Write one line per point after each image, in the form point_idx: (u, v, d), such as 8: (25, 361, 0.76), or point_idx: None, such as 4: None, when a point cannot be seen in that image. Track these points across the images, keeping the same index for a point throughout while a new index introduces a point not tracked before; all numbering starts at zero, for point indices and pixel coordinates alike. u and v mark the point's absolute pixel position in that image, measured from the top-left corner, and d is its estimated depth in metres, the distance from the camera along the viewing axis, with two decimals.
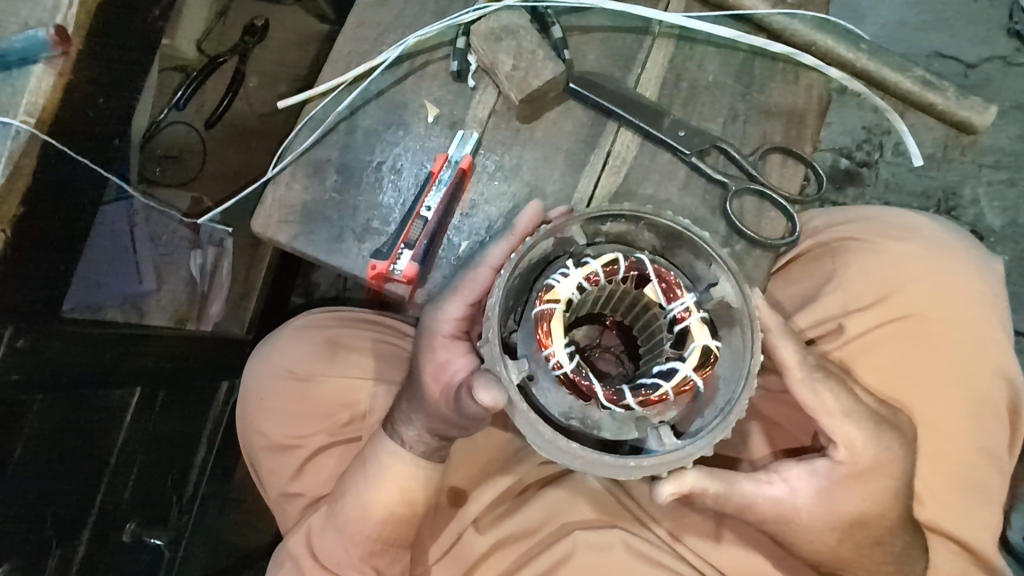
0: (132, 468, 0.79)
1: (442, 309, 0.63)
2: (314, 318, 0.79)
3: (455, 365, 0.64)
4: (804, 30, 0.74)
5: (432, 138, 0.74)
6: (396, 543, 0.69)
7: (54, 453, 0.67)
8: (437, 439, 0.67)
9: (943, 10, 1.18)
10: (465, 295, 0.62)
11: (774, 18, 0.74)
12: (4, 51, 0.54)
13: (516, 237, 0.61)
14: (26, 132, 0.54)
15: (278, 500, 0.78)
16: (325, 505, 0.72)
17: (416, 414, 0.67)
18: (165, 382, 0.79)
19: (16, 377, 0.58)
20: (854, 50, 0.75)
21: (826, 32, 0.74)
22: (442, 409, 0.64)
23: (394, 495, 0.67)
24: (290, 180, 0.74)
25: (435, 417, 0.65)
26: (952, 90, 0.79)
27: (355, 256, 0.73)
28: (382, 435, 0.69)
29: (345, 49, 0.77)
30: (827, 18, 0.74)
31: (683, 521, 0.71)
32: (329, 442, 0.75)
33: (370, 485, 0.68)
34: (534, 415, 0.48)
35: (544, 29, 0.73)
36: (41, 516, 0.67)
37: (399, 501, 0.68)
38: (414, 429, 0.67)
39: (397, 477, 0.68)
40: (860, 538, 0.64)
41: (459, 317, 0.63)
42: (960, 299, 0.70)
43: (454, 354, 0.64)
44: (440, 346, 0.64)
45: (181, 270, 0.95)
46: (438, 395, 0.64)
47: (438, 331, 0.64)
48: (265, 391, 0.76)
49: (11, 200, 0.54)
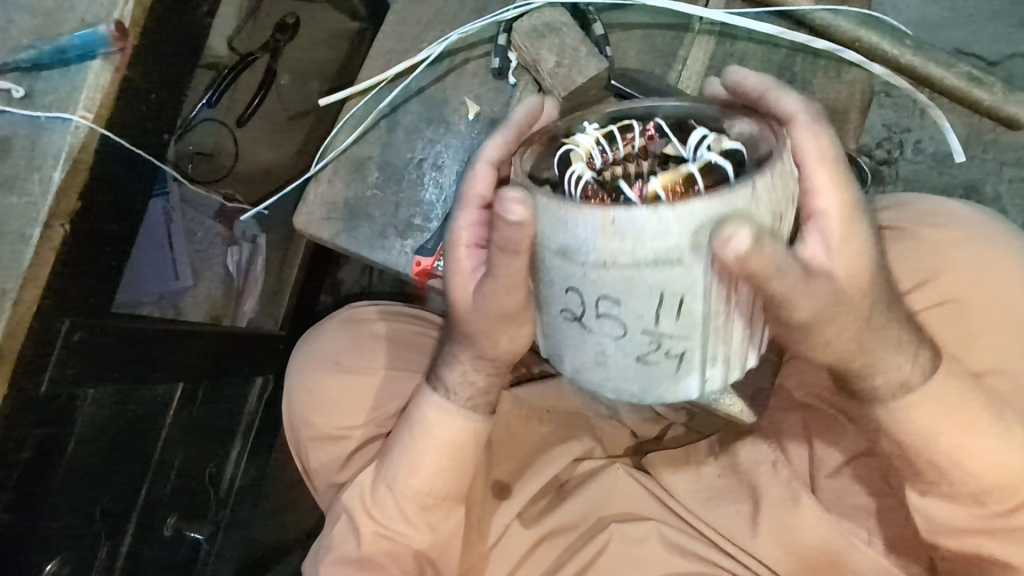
0: (174, 463, 0.79)
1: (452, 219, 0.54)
2: (363, 311, 0.81)
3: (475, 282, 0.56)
4: (847, 27, 0.74)
5: (472, 136, 0.74)
6: (453, 497, 0.67)
7: (102, 447, 0.67)
8: (480, 379, 0.62)
9: (966, 8, 1.17)
10: (475, 200, 0.53)
11: (818, 15, 0.73)
12: (64, 46, 0.54)
13: (515, 130, 0.50)
14: (85, 127, 0.55)
15: (325, 492, 0.78)
16: (374, 462, 0.70)
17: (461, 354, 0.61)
18: (205, 377, 0.80)
19: (70, 371, 0.60)
20: (897, 47, 0.75)
21: (870, 28, 0.74)
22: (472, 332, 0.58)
23: (447, 441, 0.64)
24: (332, 177, 0.75)
25: (473, 346, 0.59)
26: (999, 85, 0.79)
27: (397, 253, 0.74)
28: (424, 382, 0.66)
29: (385, 47, 0.78)
30: (872, 15, 0.74)
31: (721, 512, 0.71)
32: (379, 433, 0.75)
33: (416, 441, 0.65)
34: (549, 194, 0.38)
35: (585, 26, 0.74)
36: (90, 510, 0.68)
37: (456, 461, 0.65)
38: (460, 367, 0.62)
39: (442, 432, 0.64)
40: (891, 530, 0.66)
41: (476, 225, 0.54)
42: (1002, 279, 0.68)
43: (477, 264, 0.55)
44: (461, 260, 0.55)
45: (215, 266, 0.98)
46: (467, 319, 0.57)
47: (459, 243, 0.55)
48: (309, 382, 0.77)
49: (68, 196, 0.55)
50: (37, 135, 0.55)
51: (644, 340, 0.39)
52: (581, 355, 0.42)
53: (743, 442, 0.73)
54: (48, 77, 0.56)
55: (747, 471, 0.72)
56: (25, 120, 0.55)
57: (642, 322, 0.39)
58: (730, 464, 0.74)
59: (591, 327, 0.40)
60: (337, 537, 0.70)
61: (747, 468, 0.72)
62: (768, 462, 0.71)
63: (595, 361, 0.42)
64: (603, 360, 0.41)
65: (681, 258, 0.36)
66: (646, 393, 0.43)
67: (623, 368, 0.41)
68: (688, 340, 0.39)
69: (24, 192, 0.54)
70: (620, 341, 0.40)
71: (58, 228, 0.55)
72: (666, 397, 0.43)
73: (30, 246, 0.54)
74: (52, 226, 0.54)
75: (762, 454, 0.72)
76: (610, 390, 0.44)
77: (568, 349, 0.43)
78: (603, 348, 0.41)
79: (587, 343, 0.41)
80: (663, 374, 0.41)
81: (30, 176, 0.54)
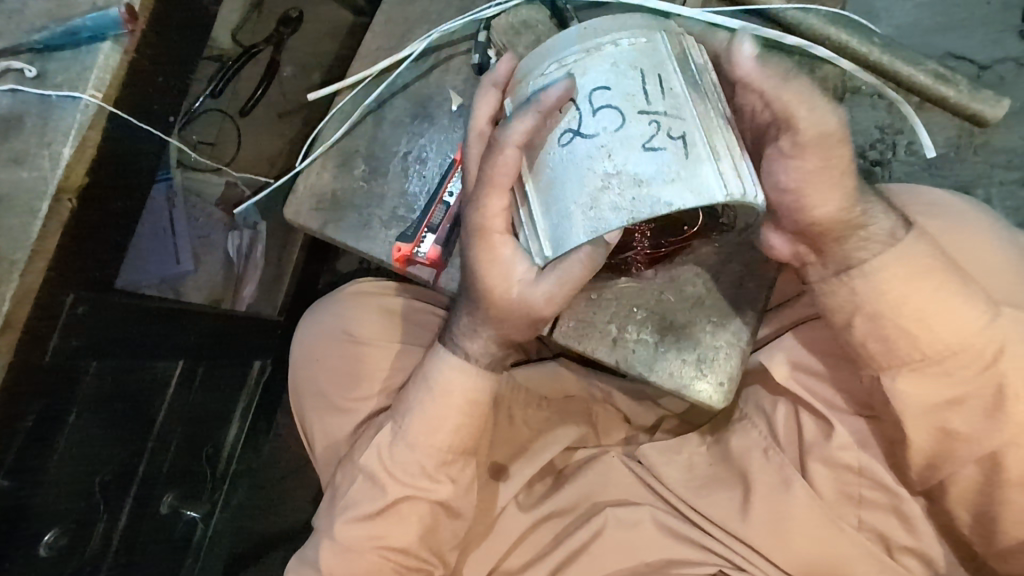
0: (172, 441, 0.81)
1: (484, 202, 0.58)
2: (368, 286, 0.84)
3: (520, 265, 0.60)
4: (819, 24, 0.76)
5: (455, 129, 0.76)
6: (467, 450, 0.69)
7: (102, 420, 0.69)
8: (500, 348, 0.66)
9: (956, 13, 1.19)
10: (503, 182, 0.57)
11: (789, 13, 0.76)
12: (75, 28, 0.56)
13: (543, 113, 0.52)
14: (94, 105, 0.57)
15: (323, 453, 0.80)
16: (387, 423, 0.70)
17: (481, 324, 0.64)
18: (205, 357, 0.82)
19: (74, 343, 0.61)
20: (867, 45, 0.78)
21: (842, 26, 0.77)
22: (507, 317, 0.62)
23: (463, 399, 0.66)
24: (321, 170, 0.78)
25: (501, 317, 0.62)
26: (964, 82, 0.82)
27: (380, 241, 0.75)
28: (438, 346, 0.68)
29: (373, 46, 0.81)
30: (843, 14, 0.77)
31: (714, 499, 0.72)
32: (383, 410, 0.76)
33: (432, 396, 0.66)
34: (538, 53, 0.57)
35: (562, 25, 0.72)
36: (90, 480, 0.69)
37: (472, 415, 0.67)
38: (481, 334, 0.65)
39: (456, 387, 0.66)
40: (872, 515, 0.67)
41: (505, 208, 0.58)
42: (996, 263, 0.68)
43: (513, 249, 0.60)
44: (500, 243, 0.59)
45: (217, 250, 1.00)
46: (512, 295, 0.60)
47: (490, 229, 0.59)
48: (320, 353, 0.82)
49: (79, 168, 0.57)
50: (47, 113, 0.57)
51: (644, 120, 0.49)
52: (594, 164, 0.50)
53: (734, 430, 0.76)
54: (60, 58, 0.58)
55: (739, 459, 0.73)
56: (37, 99, 0.58)
57: (635, 103, 0.50)
58: (721, 452, 0.75)
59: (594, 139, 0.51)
60: (353, 497, 0.70)
61: (738, 455, 0.74)
62: (759, 449, 0.73)
63: (614, 161, 0.50)
64: (614, 151, 0.50)
65: (647, 49, 0.52)
66: (663, 184, 0.48)
67: (633, 154, 0.49)
68: (684, 112, 0.50)
69: (34, 168, 0.56)
70: (622, 128, 0.50)
71: (65, 203, 0.56)
72: (696, 177, 0.48)
73: (38, 217, 0.55)
74: (60, 200, 0.56)
75: (753, 441, 0.74)
76: (631, 191, 0.49)
77: (579, 171, 0.51)
78: (613, 139, 0.50)
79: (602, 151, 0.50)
80: (671, 153, 0.49)
81: (40, 152, 0.56)
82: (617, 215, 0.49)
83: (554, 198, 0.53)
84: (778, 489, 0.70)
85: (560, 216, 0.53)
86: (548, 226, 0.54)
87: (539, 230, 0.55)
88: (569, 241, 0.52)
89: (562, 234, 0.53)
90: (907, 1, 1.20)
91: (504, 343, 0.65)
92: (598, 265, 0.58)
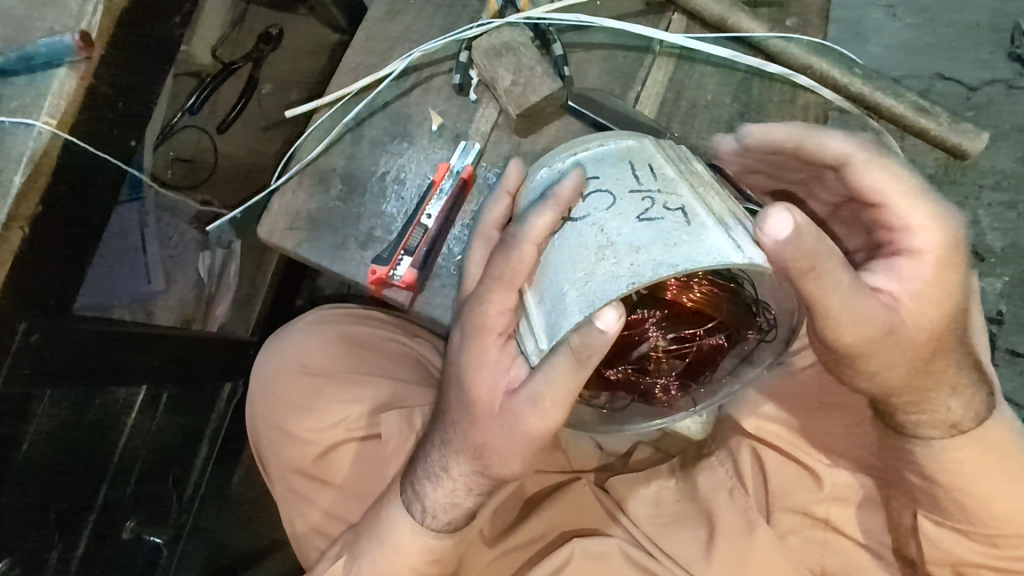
0: (135, 465, 0.80)
1: (484, 301, 0.51)
2: (328, 313, 0.83)
3: (513, 370, 0.54)
4: (800, 54, 0.73)
5: (434, 150, 0.76)
6: None
7: (60, 448, 0.68)
8: (466, 500, 0.60)
9: (945, 34, 1.19)
10: (515, 282, 0.50)
11: (771, 42, 0.74)
12: (30, 54, 0.56)
13: (563, 209, 0.48)
14: (48, 132, 0.56)
15: (303, 536, 0.78)
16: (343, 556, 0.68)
17: (449, 465, 0.58)
18: (171, 380, 0.81)
19: (27, 371, 0.60)
20: (848, 75, 0.74)
21: (822, 56, 0.73)
22: (466, 440, 0.56)
23: (417, 559, 0.63)
24: (296, 189, 0.76)
25: (481, 456, 0.56)
26: (944, 115, 0.76)
27: (356, 263, 0.74)
28: (398, 498, 0.63)
29: (352, 62, 0.79)
30: (822, 44, 0.74)
31: (679, 540, 0.71)
32: (344, 438, 0.77)
33: (379, 549, 0.63)
34: (548, 160, 0.56)
35: (545, 45, 0.75)
36: (45, 510, 0.68)
37: (427, 570, 0.64)
38: (447, 480, 0.59)
39: (410, 546, 0.62)
40: (830, 552, 0.67)
41: (511, 308, 0.52)
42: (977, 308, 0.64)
43: (508, 354, 0.54)
44: (491, 346, 0.53)
45: (190, 271, 1.01)
46: (497, 409, 0.54)
47: (489, 329, 0.52)
48: (274, 387, 0.80)
49: (30, 199, 0.56)
50: (0, 140, 0.56)
51: (636, 197, 0.47)
52: (586, 240, 0.46)
53: (701, 469, 0.74)
54: (16, 83, 0.57)
55: (704, 497, 0.72)
56: None
57: (625, 184, 0.48)
58: (689, 489, 0.74)
59: (591, 225, 0.47)
60: None
61: (703, 494, 0.72)
62: (725, 488, 0.72)
63: (610, 236, 0.45)
64: (607, 226, 0.46)
65: (633, 148, 0.52)
66: (665, 247, 0.42)
67: (626, 226, 0.45)
68: (680, 191, 0.47)
69: None
70: (613, 205, 0.47)
71: (16, 231, 0.55)
72: (708, 248, 0.41)
73: None
74: (10, 229, 0.55)
75: (719, 481, 0.72)
76: (627, 257, 0.43)
77: (571, 250, 0.46)
78: (603, 218, 0.46)
79: (598, 236, 0.46)
80: (669, 220, 0.44)
81: None
82: (615, 283, 0.42)
83: (548, 283, 0.48)
84: (739, 530, 0.68)
85: (554, 297, 0.46)
86: (543, 316, 0.48)
87: (534, 325, 0.49)
88: (567, 321, 0.44)
89: (559, 315, 0.45)
90: (896, 21, 1.20)
91: (472, 492, 0.59)
92: (591, 364, 0.46)
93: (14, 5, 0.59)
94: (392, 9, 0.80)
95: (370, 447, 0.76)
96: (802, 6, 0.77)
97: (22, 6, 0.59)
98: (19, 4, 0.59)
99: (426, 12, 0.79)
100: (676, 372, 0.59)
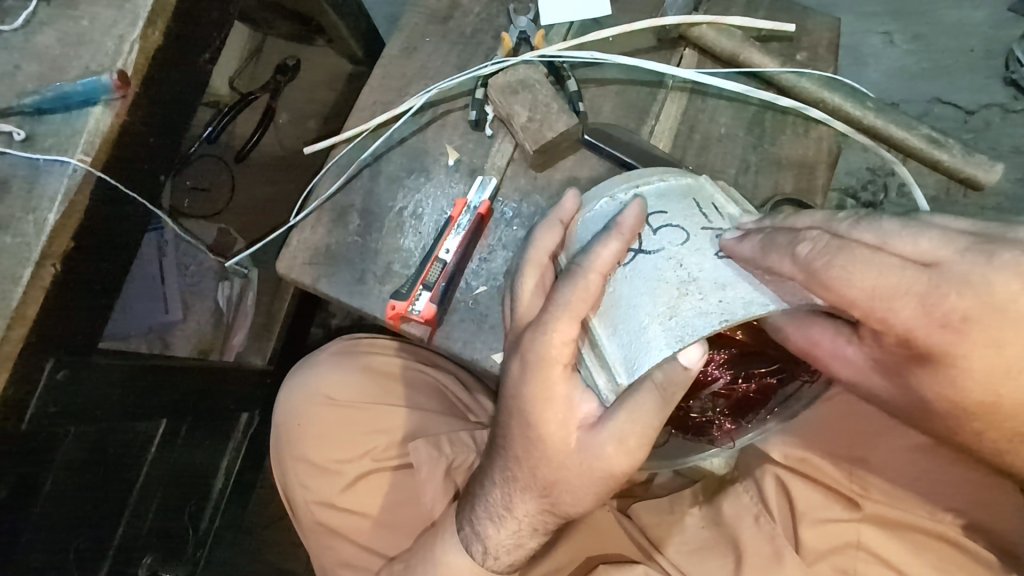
0: (152, 501, 0.79)
1: (547, 331, 0.50)
2: (348, 342, 0.82)
3: (584, 407, 0.53)
4: (812, 87, 0.75)
5: (452, 184, 0.76)
6: None
7: (77, 487, 0.66)
8: (528, 540, 0.61)
9: (942, 60, 1.21)
10: (580, 311, 0.49)
11: (782, 77, 0.75)
12: (67, 93, 0.56)
13: (626, 236, 0.49)
14: (82, 170, 0.56)
15: (331, 569, 0.78)
16: None
17: (504, 498, 0.59)
18: (188, 415, 0.79)
19: (53, 410, 0.57)
20: (860, 108, 0.75)
21: (834, 90, 0.75)
22: (528, 480, 0.56)
23: None
24: (315, 224, 0.76)
25: (552, 493, 0.55)
26: (957, 146, 0.76)
27: (375, 298, 0.74)
28: (450, 533, 0.64)
29: (369, 99, 0.80)
30: (835, 77, 0.75)
31: (705, 568, 0.70)
32: (372, 469, 0.77)
33: None
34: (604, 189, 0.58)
35: (560, 82, 0.76)
36: (65, 550, 0.67)
37: None
38: (510, 521, 0.59)
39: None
40: None
41: (574, 338, 0.50)
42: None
43: (574, 387, 0.52)
44: (557, 378, 0.51)
45: (206, 300, 1.01)
46: (571, 445, 0.53)
47: (555, 359, 0.50)
48: (299, 418, 0.79)
49: (64, 233, 0.56)
50: (35, 178, 0.56)
51: (707, 235, 0.51)
52: (664, 273, 0.48)
53: (724, 496, 0.73)
54: (50, 122, 0.58)
55: (730, 524, 0.71)
56: (25, 162, 0.57)
57: (695, 222, 0.51)
58: (712, 516, 0.73)
59: (667, 252, 0.49)
60: None
61: (728, 522, 0.71)
62: (750, 516, 0.71)
63: (693, 267, 0.48)
64: (686, 261, 0.48)
65: (691, 184, 0.55)
66: (748, 289, 0.46)
67: (705, 261, 0.48)
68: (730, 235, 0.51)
69: (19, 233, 0.55)
70: (688, 241, 0.50)
71: (49, 268, 0.55)
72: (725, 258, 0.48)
73: (19, 285, 0.54)
74: (44, 266, 0.55)
75: (743, 508, 0.71)
76: (715, 293, 0.46)
77: (647, 282, 0.48)
78: (679, 253, 0.49)
79: (671, 268, 0.48)
80: None
81: (25, 218, 0.55)
82: (705, 320, 0.44)
83: (622, 316, 0.48)
84: (767, 559, 0.67)
85: (632, 329, 0.47)
86: (619, 348, 0.48)
87: (608, 358, 0.48)
88: (649, 357, 0.45)
89: (639, 351, 0.46)
90: (894, 47, 1.23)
91: (535, 532, 0.60)
92: (673, 402, 0.49)
93: (49, 45, 0.60)
94: (408, 45, 0.81)
95: (399, 476, 0.77)
96: (811, 40, 0.79)
97: (58, 45, 0.60)
98: (55, 43, 0.60)
99: (442, 49, 0.80)
100: (726, 411, 0.61)
